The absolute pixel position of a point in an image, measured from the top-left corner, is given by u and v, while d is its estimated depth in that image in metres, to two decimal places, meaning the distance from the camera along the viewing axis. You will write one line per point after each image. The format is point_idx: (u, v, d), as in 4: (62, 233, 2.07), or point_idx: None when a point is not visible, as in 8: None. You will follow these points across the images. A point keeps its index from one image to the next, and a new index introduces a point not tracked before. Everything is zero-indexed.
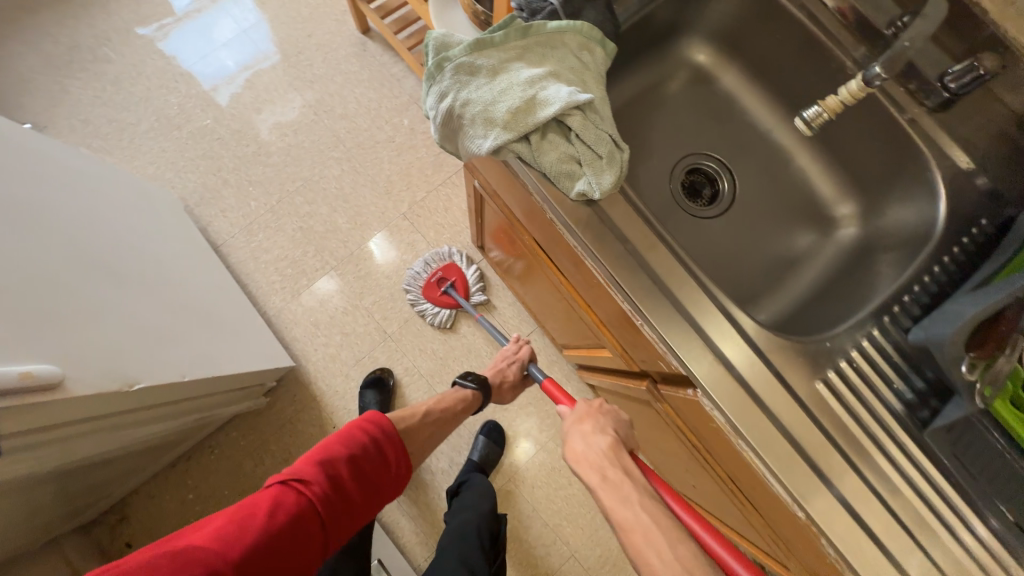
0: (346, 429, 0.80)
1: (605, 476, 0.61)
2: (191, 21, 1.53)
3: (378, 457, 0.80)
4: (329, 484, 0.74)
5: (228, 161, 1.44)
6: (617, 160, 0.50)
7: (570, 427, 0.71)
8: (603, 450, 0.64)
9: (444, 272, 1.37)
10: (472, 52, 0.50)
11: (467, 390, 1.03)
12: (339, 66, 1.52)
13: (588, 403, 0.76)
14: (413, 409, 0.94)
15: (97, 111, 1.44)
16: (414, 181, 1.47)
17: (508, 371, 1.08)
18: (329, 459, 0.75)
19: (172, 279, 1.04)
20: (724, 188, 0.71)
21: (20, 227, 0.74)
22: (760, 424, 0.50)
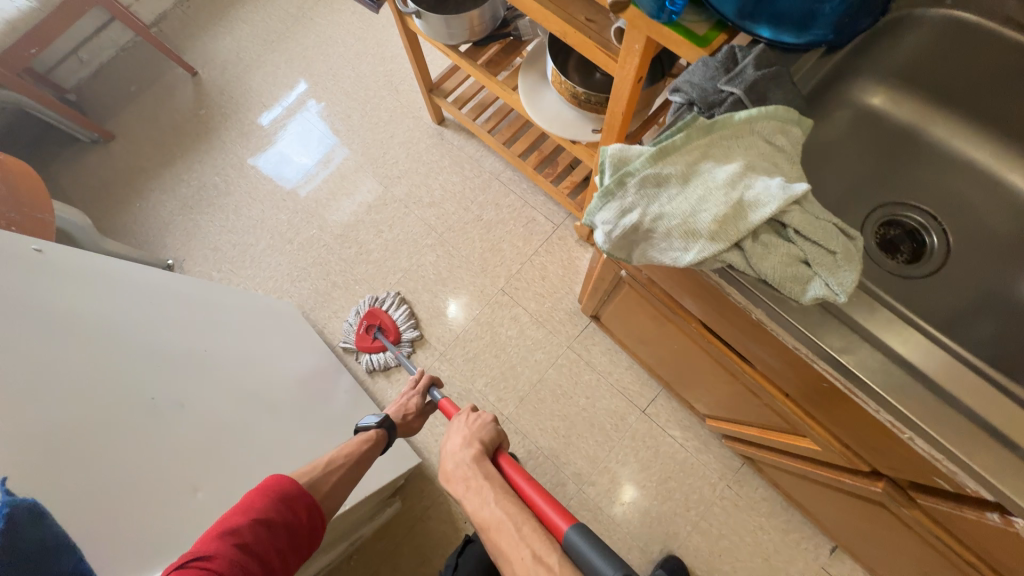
0: (245, 498, 0.65)
1: (467, 486, 0.75)
2: (275, 134, 1.71)
3: (287, 512, 0.66)
4: (238, 556, 0.58)
5: (334, 264, 1.53)
6: (852, 252, 0.42)
7: (445, 445, 0.85)
8: (467, 463, 0.78)
9: (369, 320, 1.42)
10: (655, 161, 0.46)
11: (371, 431, 0.93)
12: (421, 158, 1.60)
13: (463, 418, 0.89)
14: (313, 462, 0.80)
15: (222, 238, 1.61)
16: (506, 254, 1.47)
17: (407, 406, 1.03)
18: (231, 529, 0.59)
19: (333, 384, 1.09)
20: (933, 242, 0.60)
21: (213, 375, 0.80)
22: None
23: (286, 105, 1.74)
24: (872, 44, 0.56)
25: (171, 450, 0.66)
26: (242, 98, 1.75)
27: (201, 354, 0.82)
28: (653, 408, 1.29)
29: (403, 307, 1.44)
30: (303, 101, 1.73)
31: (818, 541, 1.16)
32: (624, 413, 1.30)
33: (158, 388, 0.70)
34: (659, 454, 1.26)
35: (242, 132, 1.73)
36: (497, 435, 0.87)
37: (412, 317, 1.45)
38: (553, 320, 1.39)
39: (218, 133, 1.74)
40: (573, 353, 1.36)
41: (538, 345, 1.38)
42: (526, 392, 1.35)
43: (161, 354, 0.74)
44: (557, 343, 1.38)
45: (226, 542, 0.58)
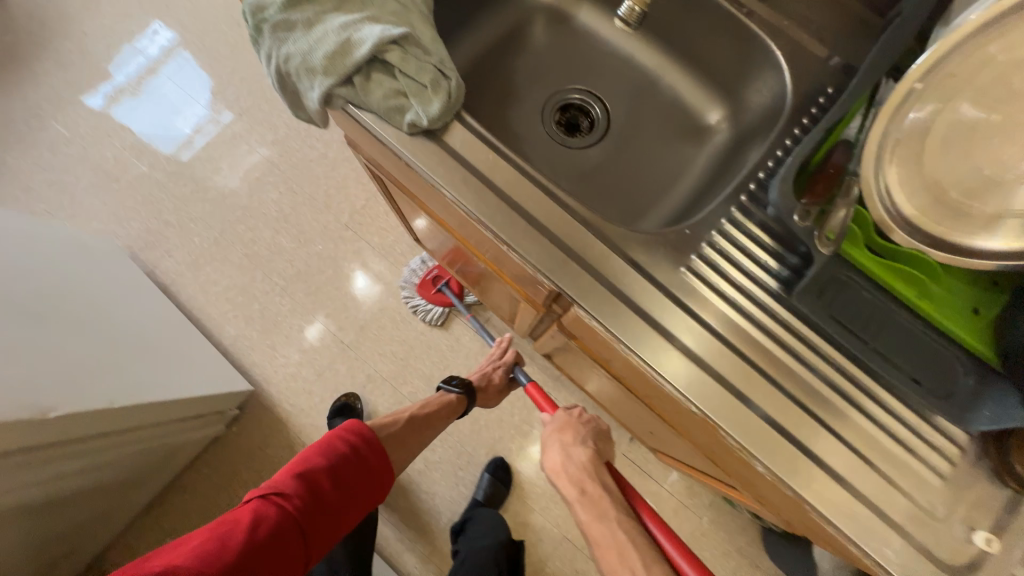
0: (322, 442, 0.83)
1: (583, 488, 0.74)
2: (138, 92, 1.56)
3: (358, 462, 0.83)
4: (308, 494, 0.77)
5: (168, 202, 1.47)
6: (444, 88, 0.51)
7: (554, 436, 0.84)
8: (583, 467, 0.77)
9: (438, 270, 1.36)
10: (287, 8, 0.51)
11: (451, 395, 1.04)
12: (265, 95, 1.56)
13: (573, 416, 0.89)
14: (397, 415, 0.96)
15: (37, 178, 1.48)
16: (351, 191, 1.49)
17: (494, 376, 1.13)
18: (308, 471, 0.79)
19: (121, 315, 1.09)
20: (598, 114, 0.71)
21: None
22: (630, 319, 0.49)
23: (148, 61, 1.59)
24: None
25: None
26: (59, 25, 1.59)
27: None
28: (486, 328, 1.40)
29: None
30: (168, 57, 1.59)
31: (620, 433, 1.33)
32: (459, 335, 1.39)
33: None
34: None
35: (59, 64, 1.57)
36: (604, 439, 0.88)
37: None
38: (395, 253, 1.44)
39: (29, 63, 1.57)
40: (414, 283, 1.42)
41: (380, 277, 1.43)
42: (367, 321, 1.39)
43: None
44: (399, 274, 1.43)
45: (298, 484, 0.77)
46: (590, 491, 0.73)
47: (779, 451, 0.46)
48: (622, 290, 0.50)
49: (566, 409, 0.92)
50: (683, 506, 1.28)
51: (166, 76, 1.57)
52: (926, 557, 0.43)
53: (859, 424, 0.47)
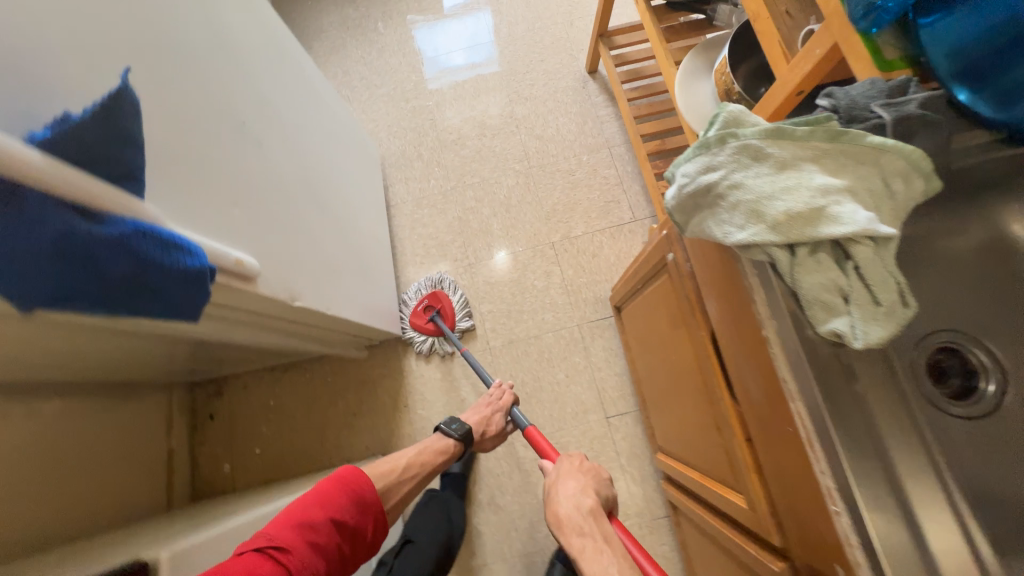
0: (322, 489, 0.75)
1: (584, 538, 0.66)
2: (443, 23, 1.76)
3: (360, 512, 0.76)
4: (309, 551, 0.67)
5: (430, 140, 1.60)
6: (897, 315, 0.41)
7: (560, 486, 0.77)
8: (587, 517, 0.70)
9: (431, 301, 1.36)
10: (766, 137, 0.45)
11: (448, 441, 1.01)
12: (555, 94, 1.61)
13: (576, 463, 0.83)
14: (393, 465, 0.90)
15: (356, 68, 1.72)
16: (575, 217, 1.47)
17: (490, 420, 1.11)
18: (308, 524, 0.69)
19: (351, 219, 1.17)
20: (988, 389, 0.55)
21: (278, 135, 0.86)
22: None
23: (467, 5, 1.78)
24: None
25: (231, 162, 0.68)
26: None
27: (276, 115, 0.87)
28: (616, 420, 1.30)
29: (462, 295, 1.40)
30: (482, 9, 1.76)
31: None
32: (588, 408, 1.31)
33: (251, 125, 0.76)
34: (596, 461, 1.27)
35: None
36: (608, 492, 0.81)
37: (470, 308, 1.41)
38: (579, 296, 1.40)
39: None
40: (578, 333, 1.37)
41: (552, 308, 1.40)
42: (518, 339, 1.38)
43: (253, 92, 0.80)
44: (570, 316, 1.39)
45: (302, 537, 0.67)
46: (591, 536, 0.66)
47: None
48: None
49: (568, 456, 0.87)
50: None
51: (473, 23, 1.74)
52: None
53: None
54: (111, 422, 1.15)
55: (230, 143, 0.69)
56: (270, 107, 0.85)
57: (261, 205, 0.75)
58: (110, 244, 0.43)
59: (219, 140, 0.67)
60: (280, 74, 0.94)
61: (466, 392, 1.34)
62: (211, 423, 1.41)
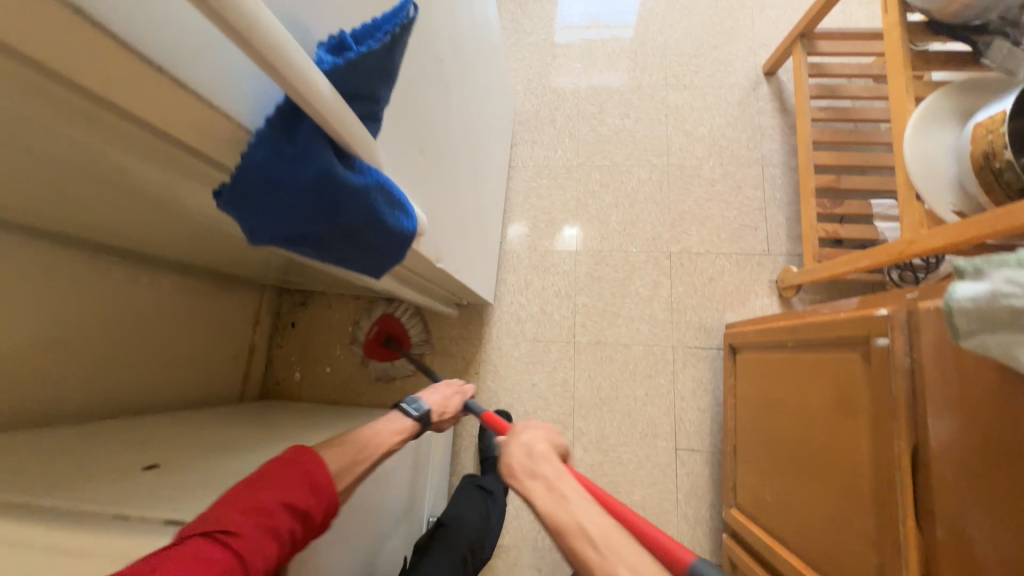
0: (243, 484, 0.53)
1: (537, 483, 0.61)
2: None
3: (304, 491, 0.56)
4: (257, 529, 0.49)
5: (567, 105, 1.48)
6: None
7: (518, 438, 0.68)
8: (541, 456, 0.64)
9: (382, 327, 1.30)
10: None
11: (406, 422, 0.81)
12: (719, 90, 1.42)
13: (551, 432, 0.72)
14: (341, 442, 0.69)
15: (510, 5, 1.58)
16: (702, 232, 1.34)
17: (449, 407, 0.93)
18: (255, 506, 0.51)
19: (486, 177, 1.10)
20: None
21: (461, 79, 0.79)
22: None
23: None
24: None
25: (423, 105, 0.62)
26: None
27: (462, 53, 0.79)
28: (685, 455, 1.23)
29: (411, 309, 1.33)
30: None
31: None
32: (659, 434, 1.25)
33: (443, 66, 0.69)
34: (652, 488, 1.22)
35: None
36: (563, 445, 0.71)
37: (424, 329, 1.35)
38: (682, 318, 1.30)
39: None
40: (670, 355, 1.29)
41: (650, 321, 1.31)
42: (605, 344, 1.31)
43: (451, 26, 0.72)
44: (667, 336, 1.30)
45: (252, 517, 0.49)
46: (544, 476, 0.61)
47: None
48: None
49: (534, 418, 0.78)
50: None
51: None
52: None
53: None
54: (208, 309, 1.19)
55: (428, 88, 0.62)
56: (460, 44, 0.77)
57: (436, 159, 0.69)
58: (355, 197, 0.38)
59: (420, 83, 0.60)
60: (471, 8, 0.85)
61: (540, 380, 1.31)
62: (291, 331, 1.46)
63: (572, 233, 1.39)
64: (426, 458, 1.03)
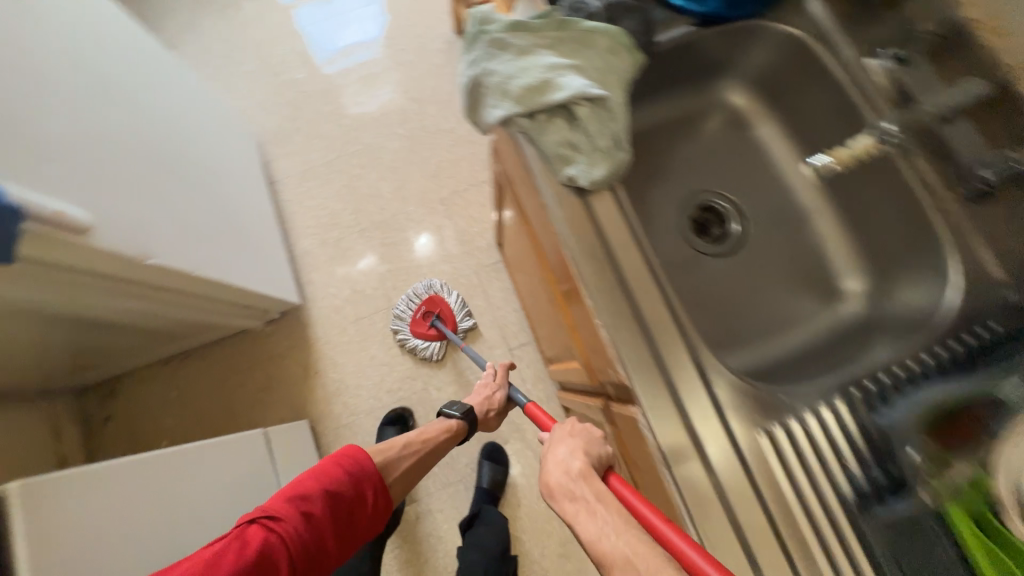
0: (310, 473, 0.76)
1: (579, 508, 0.48)
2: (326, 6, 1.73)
3: (354, 508, 0.77)
4: (301, 522, 0.71)
5: (307, 112, 1.60)
6: (613, 156, 0.52)
7: (550, 451, 0.55)
8: (575, 484, 0.50)
9: (428, 306, 1.37)
10: (507, 31, 0.55)
11: (451, 421, 0.94)
12: (426, 57, 1.65)
13: (575, 421, 0.61)
14: (392, 440, 0.87)
15: (219, 47, 1.67)
16: (461, 171, 1.54)
17: (493, 396, 1.02)
18: (303, 495, 0.73)
19: (223, 191, 1.19)
20: (735, 230, 0.69)
21: (108, 101, 0.86)
22: (691, 469, 0.46)
23: None
24: (737, 42, 0.66)
25: (41, 119, 0.68)
26: None
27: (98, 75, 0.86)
28: (520, 351, 1.40)
29: (466, 305, 1.40)
30: None
31: None
32: (492, 344, 1.41)
33: (49, 77, 0.73)
34: None
35: None
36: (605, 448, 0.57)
37: (467, 308, 1.40)
38: (473, 244, 1.48)
39: None
40: (476, 278, 1.46)
41: (449, 259, 1.47)
42: (420, 294, 1.44)
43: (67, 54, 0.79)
44: (466, 264, 1.47)
45: (296, 507, 0.71)
46: (582, 498, 0.48)
47: None
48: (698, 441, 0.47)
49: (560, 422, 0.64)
50: None
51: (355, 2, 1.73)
52: None
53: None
54: None
55: (43, 105, 0.70)
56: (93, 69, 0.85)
57: (95, 167, 0.76)
58: None
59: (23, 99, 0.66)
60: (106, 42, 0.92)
61: (376, 350, 1.39)
62: (108, 427, 1.34)
63: (424, 242, 1.48)
64: (267, 461, 1.03)
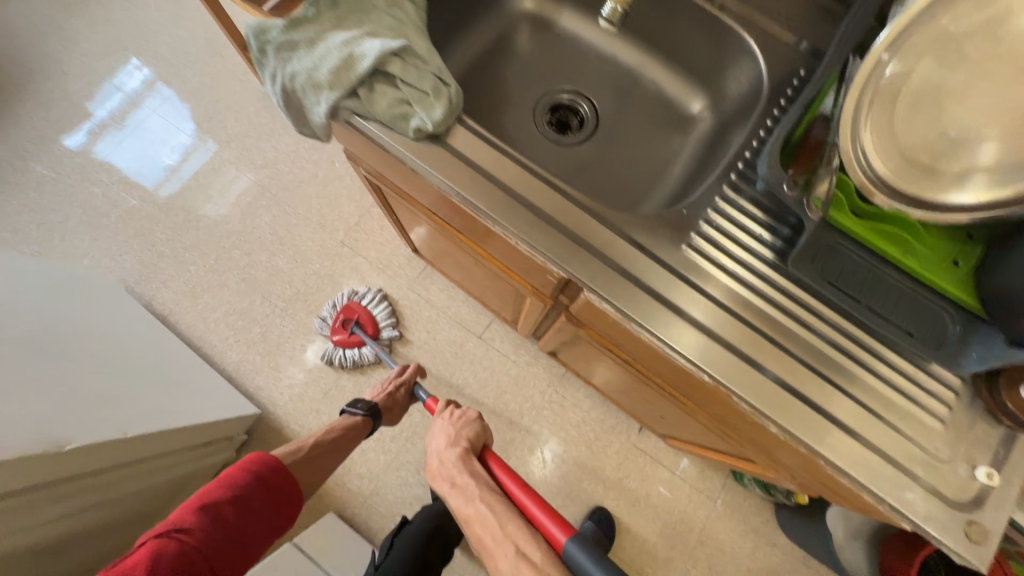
0: (210, 485, 0.76)
1: (453, 483, 0.75)
2: (130, 130, 1.60)
3: (266, 505, 0.79)
4: (212, 526, 0.70)
5: (159, 233, 1.48)
6: (444, 93, 0.54)
7: (431, 444, 0.85)
8: (454, 460, 0.78)
9: (345, 313, 1.38)
10: (288, 31, 0.54)
11: (356, 418, 1.04)
12: (251, 124, 1.59)
13: (445, 419, 0.90)
14: (301, 442, 0.93)
15: (25, 218, 1.48)
16: (344, 208, 1.51)
17: (396, 394, 1.11)
18: (209, 504, 0.72)
19: (115, 347, 1.11)
20: (587, 112, 0.75)
21: None
22: (654, 311, 0.51)
23: (131, 96, 1.64)
24: None
25: None
26: (42, 71, 1.64)
27: None
28: (488, 333, 1.41)
29: (385, 303, 1.40)
30: (150, 90, 1.64)
31: (628, 425, 1.35)
32: (461, 341, 1.40)
33: None
34: (496, 373, 1.38)
35: (46, 106, 1.61)
36: (481, 431, 0.88)
37: (395, 316, 1.41)
38: (392, 265, 1.46)
39: (16, 108, 1.61)
40: (413, 294, 1.44)
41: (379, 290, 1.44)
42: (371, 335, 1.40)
43: None
44: (397, 286, 1.45)
45: (204, 513, 0.71)
46: (453, 476, 0.76)
47: (796, 417, 0.49)
48: (648, 286, 0.52)
49: (443, 416, 0.92)
50: (697, 491, 1.31)
51: (153, 111, 1.62)
52: (940, 499, 0.47)
53: (880, 393, 0.50)
54: None
55: None
56: None
57: None
58: None
59: None
60: None
61: None
62: None
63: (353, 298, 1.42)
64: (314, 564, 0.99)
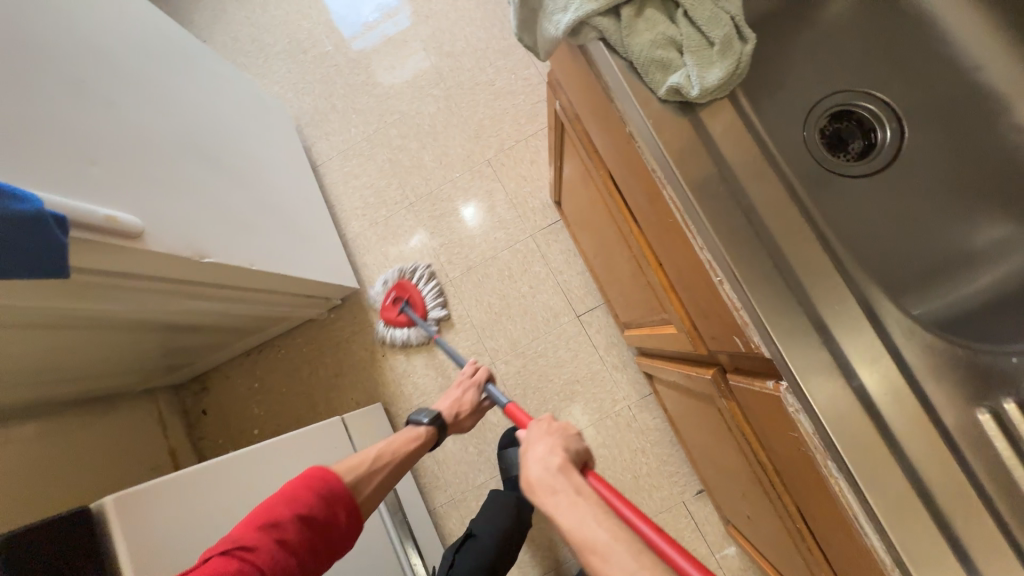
0: (270, 501, 0.64)
1: (557, 501, 0.53)
2: None
3: (333, 534, 0.66)
4: (276, 552, 0.59)
5: (339, 87, 1.52)
6: (732, 50, 0.39)
7: (527, 449, 0.62)
8: (561, 472, 0.56)
9: (398, 291, 1.32)
10: None
11: (422, 428, 0.89)
12: (454, 6, 1.51)
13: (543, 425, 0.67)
14: (364, 455, 0.78)
15: (246, 30, 1.63)
16: (506, 127, 1.41)
17: (463, 400, 0.98)
18: (275, 522, 0.61)
19: (271, 181, 1.18)
20: (882, 139, 0.54)
21: (159, 108, 0.87)
22: (890, 471, 0.35)
23: None
24: None
25: (88, 129, 0.68)
26: None
27: (148, 86, 0.86)
28: (588, 317, 1.30)
29: (432, 281, 1.34)
30: None
31: (689, 482, 1.19)
32: (557, 312, 1.31)
33: (105, 94, 0.74)
34: (577, 358, 1.28)
35: None
36: (580, 446, 0.65)
37: (442, 296, 1.34)
38: (527, 206, 1.36)
39: None
40: (533, 243, 1.35)
41: (501, 226, 1.37)
42: (477, 265, 1.36)
43: (117, 67, 0.79)
44: (522, 229, 1.36)
45: (265, 533, 0.60)
46: (564, 494, 0.53)
47: None
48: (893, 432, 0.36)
49: (535, 420, 0.70)
50: None
51: None
52: None
53: None
54: (111, 432, 1.17)
55: (108, 124, 0.72)
56: (141, 80, 0.85)
57: (148, 175, 0.76)
58: None
59: (71, 110, 0.67)
60: (151, 50, 0.92)
61: (439, 329, 1.35)
62: (205, 418, 1.42)
63: (471, 212, 1.39)
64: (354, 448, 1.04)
